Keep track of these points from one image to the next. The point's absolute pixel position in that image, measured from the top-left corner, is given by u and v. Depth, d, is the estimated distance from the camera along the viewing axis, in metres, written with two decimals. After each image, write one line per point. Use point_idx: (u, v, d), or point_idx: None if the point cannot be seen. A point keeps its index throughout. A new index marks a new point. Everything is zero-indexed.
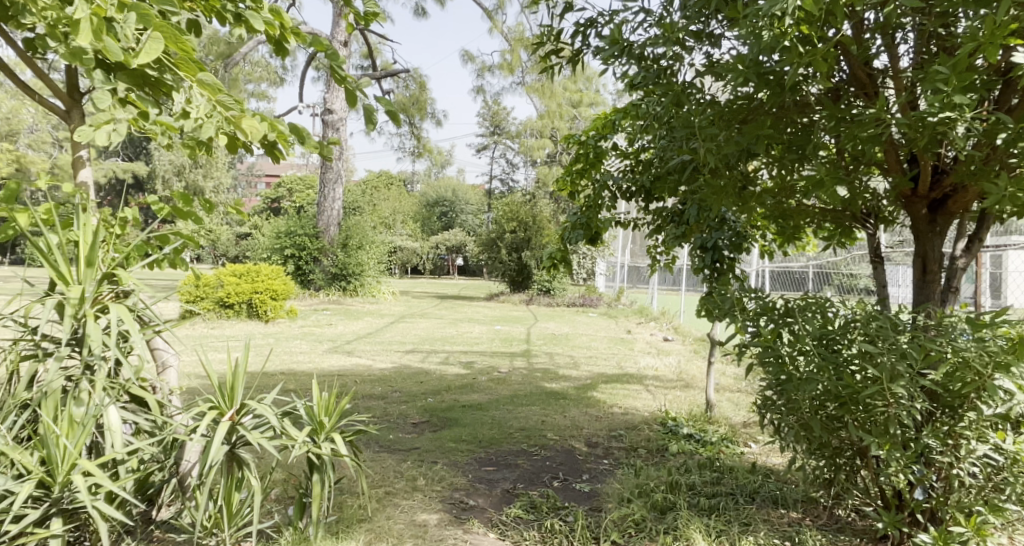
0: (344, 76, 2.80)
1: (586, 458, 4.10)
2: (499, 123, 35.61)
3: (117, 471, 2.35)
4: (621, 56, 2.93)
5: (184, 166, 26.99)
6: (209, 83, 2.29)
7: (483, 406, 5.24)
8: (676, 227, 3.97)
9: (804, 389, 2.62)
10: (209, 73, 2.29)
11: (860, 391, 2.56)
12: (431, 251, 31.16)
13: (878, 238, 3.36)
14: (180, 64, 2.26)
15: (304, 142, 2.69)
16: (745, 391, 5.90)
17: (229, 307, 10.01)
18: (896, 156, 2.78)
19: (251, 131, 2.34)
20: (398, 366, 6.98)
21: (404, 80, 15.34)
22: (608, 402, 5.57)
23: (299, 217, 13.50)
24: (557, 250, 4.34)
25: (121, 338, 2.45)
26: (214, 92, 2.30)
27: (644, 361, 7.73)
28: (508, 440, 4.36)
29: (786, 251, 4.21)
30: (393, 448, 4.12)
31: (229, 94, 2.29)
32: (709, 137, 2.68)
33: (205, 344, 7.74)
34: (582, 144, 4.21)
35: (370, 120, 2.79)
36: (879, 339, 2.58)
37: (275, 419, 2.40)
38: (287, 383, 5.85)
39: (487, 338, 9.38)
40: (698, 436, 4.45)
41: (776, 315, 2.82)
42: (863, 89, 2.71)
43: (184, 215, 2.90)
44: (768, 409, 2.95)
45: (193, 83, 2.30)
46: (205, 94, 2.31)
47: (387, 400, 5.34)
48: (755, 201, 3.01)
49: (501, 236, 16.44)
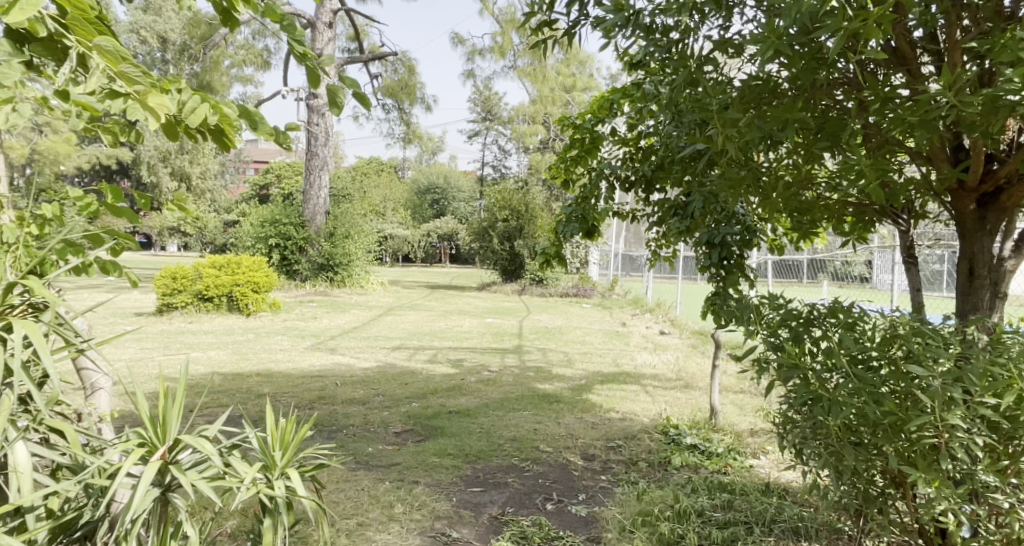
0: (304, 52, 2.40)
1: (582, 474, 3.73)
2: (491, 109, 35.14)
3: (25, 519, 1.98)
4: (625, 29, 2.45)
5: (172, 153, 26.70)
6: (110, 50, 1.82)
7: (471, 412, 4.88)
8: (678, 220, 3.60)
9: (835, 414, 2.26)
10: (110, 37, 1.82)
11: (907, 420, 2.19)
12: (423, 239, 30.81)
13: (910, 235, 3.03)
14: (74, 26, 1.82)
15: (256, 127, 2.30)
16: (749, 392, 5.58)
17: (208, 301, 9.56)
18: (942, 145, 2.41)
19: (163, 110, 1.88)
20: (382, 365, 6.60)
21: (392, 64, 14.86)
22: (604, 405, 5.22)
23: (284, 206, 13.08)
24: (550, 243, 3.96)
25: (32, 360, 2.07)
26: (115, 62, 1.83)
27: (641, 357, 7.38)
28: (498, 453, 4.00)
29: (798, 246, 3.83)
30: (371, 464, 3.75)
31: (134, 64, 1.84)
32: (727, 120, 2.31)
33: (179, 342, 7.35)
34: (576, 129, 3.84)
35: (334, 105, 2.39)
36: (924, 357, 2.21)
37: (215, 460, 2.01)
38: (262, 387, 5.46)
39: (478, 333, 9.00)
40: (702, 447, 4.10)
41: (800, 325, 2.50)
42: (905, 64, 2.33)
43: (118, 212, 2.46)
44: (789, 430, 2.60)
45: (91, 50, 1.83)
46: (104, 63, 1.84)
47: (369, 406, 5.00)
48: (777, 196, 2.61)
49: (493, 225, 16.04)
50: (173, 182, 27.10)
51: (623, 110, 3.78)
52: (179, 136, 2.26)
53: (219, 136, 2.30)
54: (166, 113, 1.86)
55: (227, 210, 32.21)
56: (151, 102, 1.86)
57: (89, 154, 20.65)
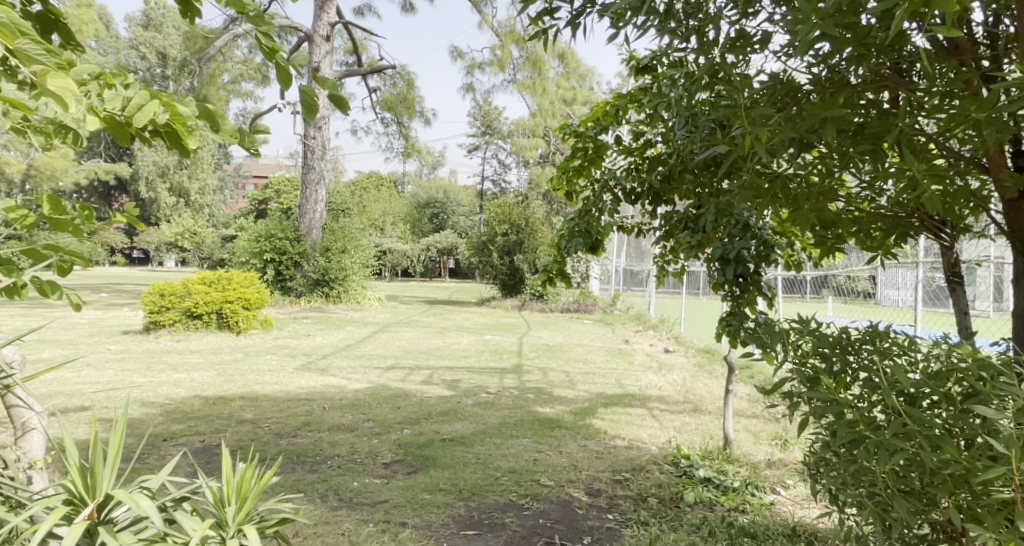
0: (271, 47, 2.08)
1: (587, 512, 3.42)
2: (490, 123, 34.98)
3: None
4: (637, 16, 2.11)
5: (170, 168, 26.87)
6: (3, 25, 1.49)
7: (466, 440, 4.54)
8: (689, 235, 3.29)
9: (884, 458, 1.96)
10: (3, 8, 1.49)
11: (975, 470, 1.88)
12: (422, 254, 30.51)
13: (954, 252, 2.73)
14: None
15: (218, 130, 1.94)
16: (762, 418, 5.26)
17: (198, 318, 9.18)
18: (1000, 150, 2.12)
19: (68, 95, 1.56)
20: (374, 387, 6.27)
21: (391, 77, 14.61)
22: (610, 431, 4.89)
23: (279, 220, 12.74)
24: (552, 260, 3.60)
25: None
26: (11, 37, 1.50)
27: (646, 378, 7.04)
28: (495, 487, 3.67)
29: (819, 263, 3.53)
30: (355, 502, 3.42)
31: (32, 39, 1.52)
32: (756, 118, 2.00)
33: (163, 362, 7.04)
34: (578, 137, 3.50)
35: (308, 109, 2.08)
36: (994, 398, 1.90)
37: (154, 516, 1.67)
38: (244, 412, 5.14)
39: (476, 351, 8.68)
40: (717, 480, 3.76)
41: (840, 354, 2.20)
42: (960, 57, 2.02)
43: (59, 225, 2.13)
44: (824, 473, 2.29)
45: None
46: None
47: (358, 433, 4.67)
48: (808, 208, 2.23)
49: (492, 239, 15.74)
50: (172, 199, 27.26)
51: (629, 116, 3.47)
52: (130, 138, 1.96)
53: (176, 141, 1.95)
54: (72, 98, 1.60)
55: (225, 224, 31.99)
56: (53, 86, 1.58)
57: (86, 170, 20.52)
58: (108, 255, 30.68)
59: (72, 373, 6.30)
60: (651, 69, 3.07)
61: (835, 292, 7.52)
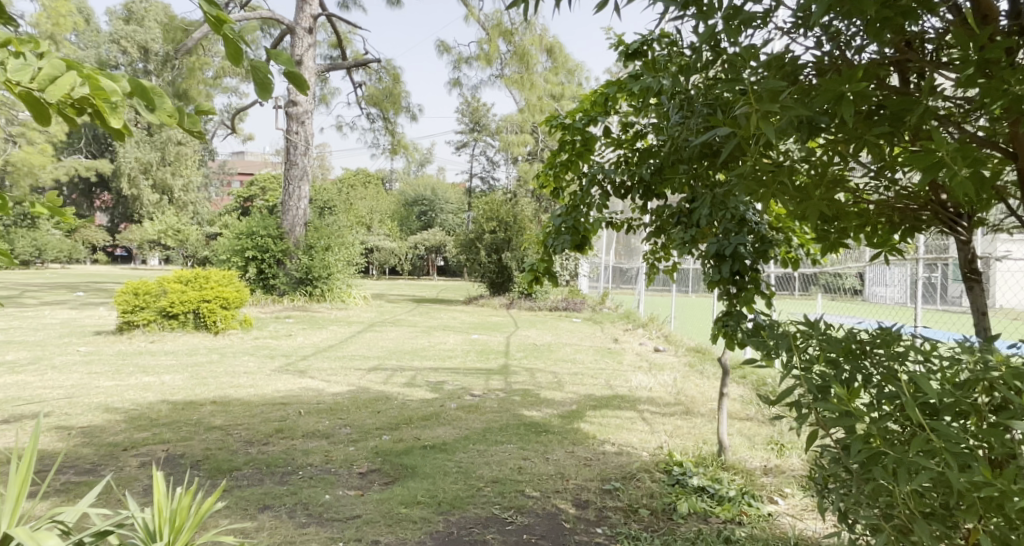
0: (217, 16, 1.70)
1: (575, 526, 3.19)
2: (479, 119, 34.72)
3: None
4: None
5: (153, 164, 26.61)
6: None
7: (447, 446, 4.30)
8: (681, 230, 3.05)
9: (906, 478, 1.74)
10: None
11: (1010, 494, 1.67)
12: (410, 252, 30.23)
13: (972, 246, 2.50)
14: None
15: (153, 109, 1.62)
16: (757, 420, 5.06)
17: (173, 318, 8.88)
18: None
19: None
20: (354, 389, 6.01)
21: (376, 72, 14.33)
22: (599, 436, 4.67)
23: (261, 217, 12.42)
24: (537, 259, 3.34)
25: None
26: None
27: (636, 379, 6.82)
28: (477, 499, 3.44)
29: (819, 258, 3.32)
30: (325, 518, 3.18)
31: None
32: (763, 95, 1.77)
33: (134, 364, 6.76)
34: (565, 129, 3.25)
35: (260, 88, 1.73)
36: None
37: (52, 535, 1.71)
38: (214, 418, 4.88)
39: (462, 350, 8.45)
40: (712, 489, 3.53)
41: (854, 359, 1.99)
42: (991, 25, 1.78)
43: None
44: (834, 489, 2.08)
45: None
46: None
47: (333, 440, 4.42)
48: (819, 197, 1.99)
49: (479, 237, 15.49)
50: (154, 195, 27.26)
51: (619, 106, 3.23)
52: (52, 119, 1.62)
53: (102, 120, 1.63)
54: None
55: (208, 222, 31.64)
56: None
57: (66, 167, 20.19)
58: (90, 252, 30.42)
59: (36, 376, 6.02)
60: (641, 55, 2.83)
61: (824, 289, 7.30)
